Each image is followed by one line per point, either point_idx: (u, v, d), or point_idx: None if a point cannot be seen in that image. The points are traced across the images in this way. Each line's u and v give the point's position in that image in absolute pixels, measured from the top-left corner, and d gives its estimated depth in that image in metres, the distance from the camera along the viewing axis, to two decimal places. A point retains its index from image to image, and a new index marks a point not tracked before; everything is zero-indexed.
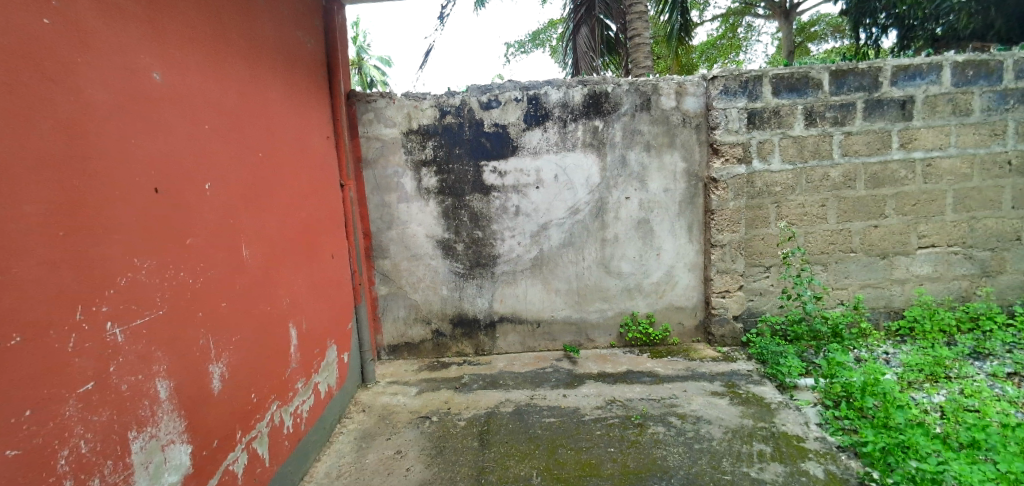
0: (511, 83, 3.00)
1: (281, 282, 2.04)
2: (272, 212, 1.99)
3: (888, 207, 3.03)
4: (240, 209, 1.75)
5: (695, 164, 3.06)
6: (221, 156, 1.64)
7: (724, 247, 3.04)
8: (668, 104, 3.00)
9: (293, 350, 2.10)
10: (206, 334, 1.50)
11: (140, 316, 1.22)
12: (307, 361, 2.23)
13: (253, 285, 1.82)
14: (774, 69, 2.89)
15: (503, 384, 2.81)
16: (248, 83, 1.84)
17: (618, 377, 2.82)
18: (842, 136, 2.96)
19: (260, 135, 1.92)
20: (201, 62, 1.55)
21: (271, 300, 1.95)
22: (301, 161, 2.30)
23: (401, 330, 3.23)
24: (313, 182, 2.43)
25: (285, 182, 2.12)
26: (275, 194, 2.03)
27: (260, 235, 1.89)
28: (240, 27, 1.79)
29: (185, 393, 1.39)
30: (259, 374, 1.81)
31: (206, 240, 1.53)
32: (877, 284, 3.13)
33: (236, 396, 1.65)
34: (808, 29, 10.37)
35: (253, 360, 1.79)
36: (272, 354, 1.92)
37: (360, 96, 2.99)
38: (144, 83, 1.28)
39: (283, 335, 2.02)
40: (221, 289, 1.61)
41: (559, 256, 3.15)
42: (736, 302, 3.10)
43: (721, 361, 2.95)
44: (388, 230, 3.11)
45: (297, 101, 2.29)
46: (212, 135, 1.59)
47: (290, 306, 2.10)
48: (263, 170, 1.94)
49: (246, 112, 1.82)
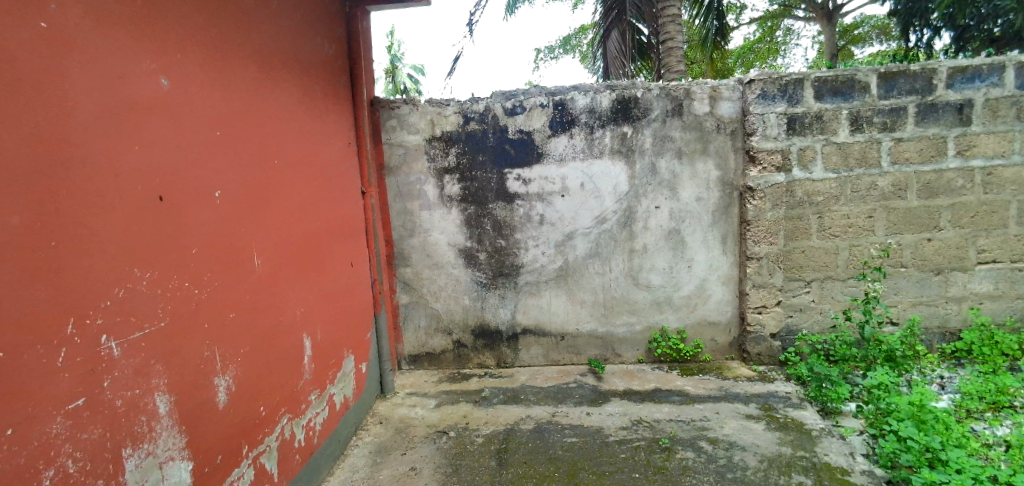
0: (536, 88, 2.93)
1: (292, 290, 2.00)
2: (282, 217, 1.96)
3: (943, 218, 2.81)
4: (247, 216, 1.72)
5: (730, 173, 2.91)
6: (227, 161, 1.61)
7: (761, 260, 2.87)
8: (701, 110, 2.87)
9: (305, 361, 2.06)
10: (207, 347, 1.47)
11: (138, 330, 1.19)
12: (321, 371, 2.19)
13: (261, 293, 1.78)
14: (817, 72, 2.73)
15: (524, 399, 2.70)
16: (258, 88, 1.81)
17: (644, 395, 2.67)
18: (891, 142, 2.76)
19: (272, 141, 1.90)
20: (207, 66, 1.52)
21: (281, 309, 1.91)
22: (316, 167, 2.27)
23: (422, 340, 3.17)
24: (332, 176, 2.44)
25: (303, 175, 2.14)
26: (293, 190, 2.05)
27: (270, 243, 1.86)
28: (250, 31, 1.77)
29: (196, 384, 1.41)
30: (268, 385, 1.78)
31: (209, 248, 1.50)
32: (930, 302, 2.90)
33: (241, 408, 1.61)
34: (850, 32, 9.98)
35: (261, 372, 1.75)
36: (288, 348, 1.94)
37: (383, 103, 2.97)
38: (144, 88, 1.26)
39: (298, 331, 2.02)
40: (225, 298, 1.57)
41: (584, 267, 3.04)
42: (773, 318, 2.92)
43: (757, 381, 2.77)
44: (410, 237, 3.07)
45: (314, 107, 2.27)
46: (218, 140, 1.56)
47: (301, 315, 2.06)
48: (280, 164, 1.96)
49: (262, 111, 1.83)
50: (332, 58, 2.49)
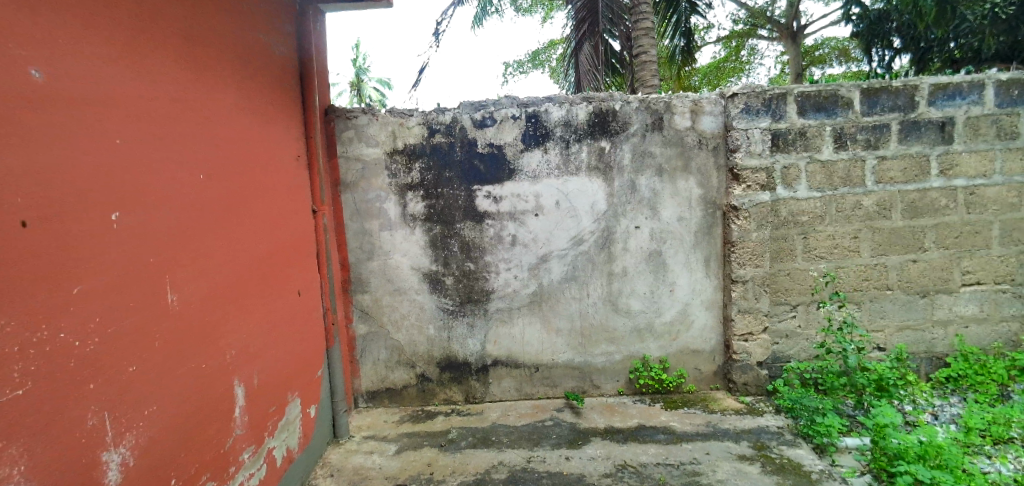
0: (508, 99, 2.72)
1: (232, 323, 1.71)
2: (230, 235, 1.74)
3: (928, 239, 2.72)
4: (197, 231, 1.56)
5: (712, 191, 2.75)
6: (173, 171, 1.45)
7: (747, 283, 2.70)
8: (682, 124, 2.70)
9: (237, 412, 1.69)
10: (109, 400, 1.15)
11: (24, 385, 0.93)
12: (258, 422, 1.82)
13: (207, 320, 1.57)
14: (800, 86, 2.61)
15: (496, 442, 2.42)
16: (184, 89, 1.52)
17: (628, 434, 2.43)
18: (876, 161, 2.66)
19: (205, 150, 1.62)
20: (171, 69, 1.46)
21: (215, 346, 1.60)
22: (272, 180, 2.07)
23: (382, 374, 2.86)
24: (279, 192, 2.11)
25: (240, 191, 1.81)
26: (226, 209, 1.72)
27: (209, 267, 1.61)
28: (209, 34, 1.66)
29: (78, 467, 1.04)
30: (195, 439, 1.46)
31: (147, 265, 1.32)
32: (916, 327, 2.79)
33: (157, 475, 1.30)
34: (812, 53, 10.23)
35: (186, 424, 1.43)
36: (215, 402, 1.58)
37: (339, 112, 2.69)
38: (17, 81, 0.95)
39: (227, 381, 1.66)
40: (160, 327, 1.36)
41: (560, 291, 2.81)
42: (760, 347, 2.75)
43: (745, 414, 2.58)
44: (369, 260, 2.78)
45: (255, 113, 1.96)
46: (163, 145, 1.42)
47: (237, 354, 1.72)
48: (211, 180, 1.64)
49: (187, 116, 1.54)
50: (291, 63, 2.30)
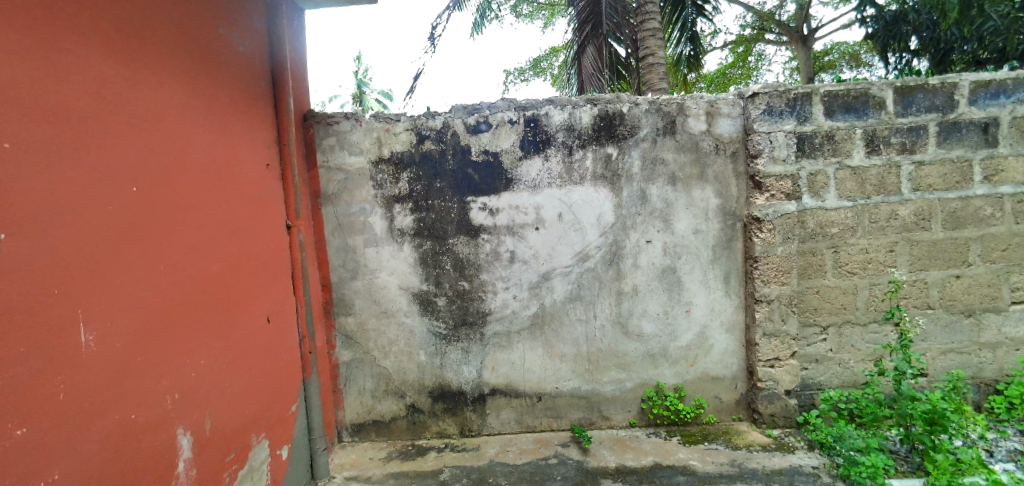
0: (504, 102, 2.49)
1: (212, 335, 1.60)
2: (211, 240, 1.63)
3: (972, 252, 2.44)
4: (184, 234, 1.49)
5: (732, 201, 2.50)
6: (160, 171, 1.40)
7: (772, 303, 2.44)
8: (697, 127, 2.46)
9: (181, 467, 1.42)
10: (41, 421, 0.98)
11: None
12: (210, 475, 1.54)
13: (188, 330, 1.48)
14: (826, 85, 2.37)
15: (493, 485, 2.14)
16: (132, 86, 1.30)
17: (642, 475, 2.15)
18: (912, 166, 2.40)
19: (158, 158, 1.39)
20: (153, 80, 1.39)
21: (183, 358, 1.46)
22: (257, 189, 1.97)
23: (368, 404, 2.60)
24: (249, 205, 1.89)
25: (201, 206, 1.58)
26: (184, 226, 1.49)
27: (191, 274, 1.52)
28: (210, 45, 1.70)
29: None
30: (154, 459, 1.30)
31: (125, 265, 1.25)
32: (961, 350, 2.50)
33: None
34: (823, 58, 10.00)
35: (145, 443, 1.27)
36: (161, 452, 1.33)
37: (318, 117, 2.47)
38: None
39: (176, 426, 1.40)
40: (141, 331, 1.29)
41: (563, 312, 2.55)
42: (788, 374, 2.47)
43: (774, 452, 2.29)
44: (353, 279, 2.54)
45: (221, 117, 1.74)
46: (153, 145, 1.38)
47: (205, 370, 1.56)
48: (163, 193, 1.41)
49: (136, 117, 1.32)
50: (268, 70, 2.14)
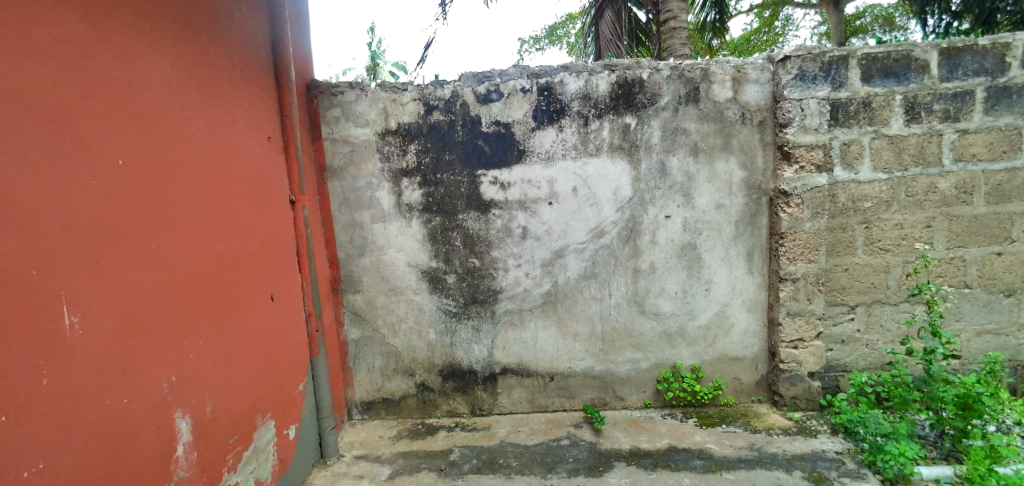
0: (516, 68, 2.35)
1: (216, 335, 1.56)
2: (209, 234, 1.54)
3: (1017, 228, 2.28)
4: (183, 230, 1.42)
5: (757, 174, 2.36)
6: (160, 170, 1.34)
7: (798, 281, 2.32)
8: (722, 95, 2.30)
9: (178, 452, 1.36)
10: (40, 420, 0.97)
11: None
12: (211, 467, 1.50)
13: (189, 330, 1.43)
14: (864, 46, 2.19)
15: (503, 466, 2.09)
16: (127, 78, 1.24)
17: (657, 458, 2.09)
18: (955, 135, 2.23)
19: (157, 152, 1.33)
20: (139, 58, 1.28)
21: (184, 358, 1.41)
22: (260, 176, 1.88)
23: (378, 383, 2.57)
24: (250, 190, 1.80)
25: (199, 197, 1.50)
26: (183, 222, 1.42)
27: (189, 268, 1.44)
28: (215, 36, 1.64)
29: None
30: (157, 458, 1.27)
31: (126, 266, 1.21)
32: (999, 331, 2.37)
33: None
34: (853, 23, 9.48)
35: (145, 443, 1.23)
36: (157, 446, 1.28)
37: (322, 87, 2.37)
38: None
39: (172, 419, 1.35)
40: (142, 331, 1.25)
41: (577, 291, 2.46)
42: (812, 355, 2.37)
43: (795, 435, 2.21)
44: (360, 256, 2.47)
45: (218, 100, 1.63)
46: (152, 140, 1.32)
47: (207, 365, 1.51)
48: (162, 189, 1.34)
49: (134, 111, 1.26)
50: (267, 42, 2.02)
